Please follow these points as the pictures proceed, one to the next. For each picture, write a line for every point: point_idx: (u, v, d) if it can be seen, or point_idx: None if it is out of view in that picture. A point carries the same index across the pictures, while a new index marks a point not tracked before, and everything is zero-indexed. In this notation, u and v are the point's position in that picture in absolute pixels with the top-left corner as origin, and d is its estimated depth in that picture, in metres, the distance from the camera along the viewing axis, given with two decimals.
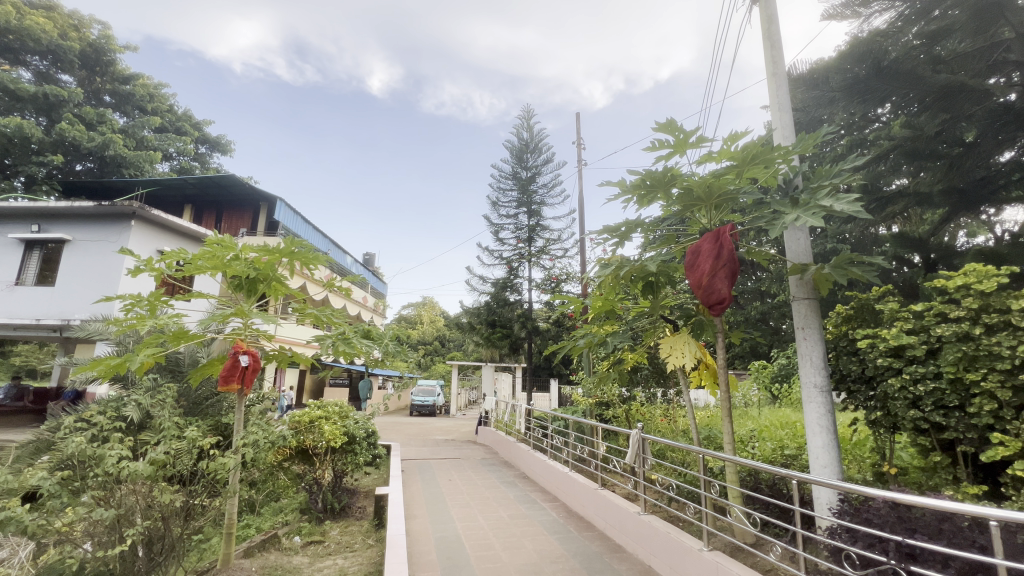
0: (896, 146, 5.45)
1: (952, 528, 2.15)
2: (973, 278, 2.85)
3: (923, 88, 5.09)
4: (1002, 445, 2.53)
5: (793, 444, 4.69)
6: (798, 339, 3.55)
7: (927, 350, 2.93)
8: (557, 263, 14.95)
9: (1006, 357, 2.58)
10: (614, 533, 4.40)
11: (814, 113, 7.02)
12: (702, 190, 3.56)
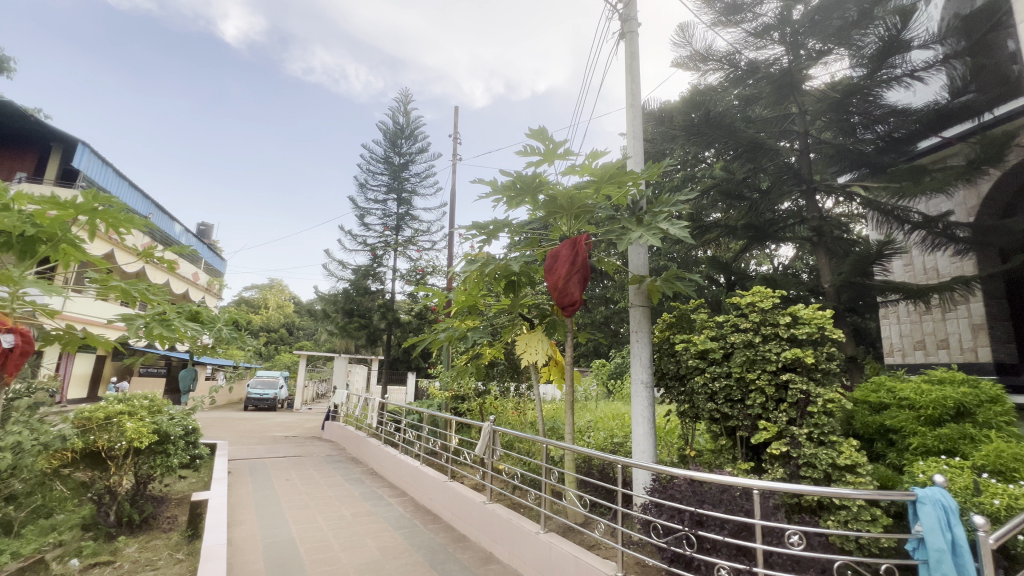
0: (716, 185, 6.56)
1: (728, 497, 2.69)
2: (758, 297, 3.56)
3: (737, 141, 6.23)
4: (766, 429, 3.21)
5: (621, 433, 5.34)
6: (632, 341, 4.06)
7: (724, 354, 3.58)
8: (424, 255, 14.72)
9: (773, 361, 3.29)
10: (459, 523, 4.50)
11: (660, 146, 8.08)
12: (565, 199, 3.87)
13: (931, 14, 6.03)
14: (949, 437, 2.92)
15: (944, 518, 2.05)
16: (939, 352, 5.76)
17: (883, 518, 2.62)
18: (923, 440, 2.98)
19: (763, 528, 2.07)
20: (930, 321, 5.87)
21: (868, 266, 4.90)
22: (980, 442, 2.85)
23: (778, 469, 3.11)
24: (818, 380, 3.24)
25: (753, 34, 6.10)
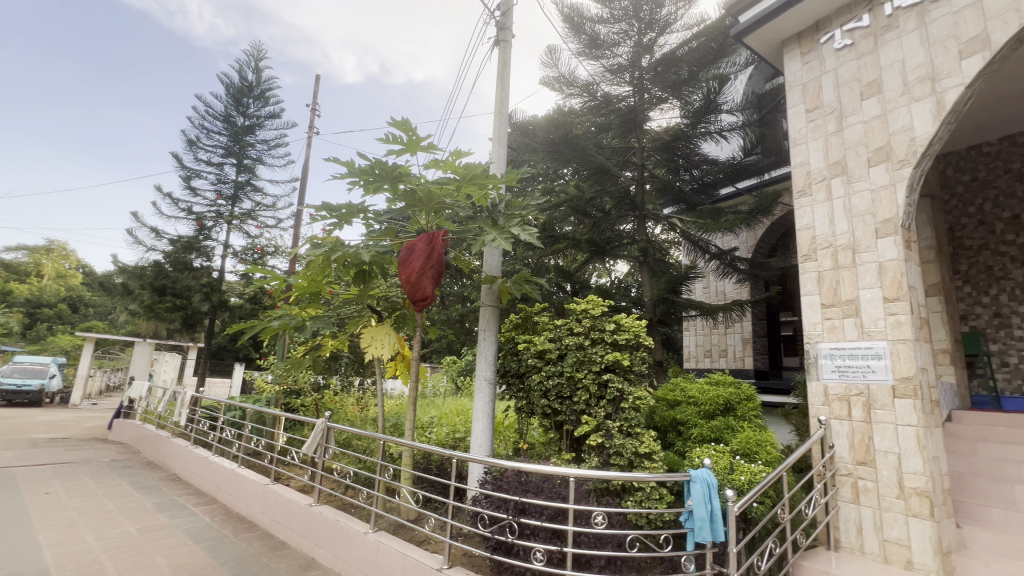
0: (568, 200, 7.15)
1: (549, 485, 2.95)
2: (591, 305, 3.98)
3: (588, 163, 6.89)
4: (587, 423, 3.60)
5: (463, 428, 5.45)
6: (479, 339, 4.19)
7: (559, 354, 3.91)
8: (266, 232, 13.12)
9: (598, 362, 3.70)
10: (279, 530, 4.09)
11: (524, 157, 8.51)
12: (423, 193, 3.81)
13: (737, 87, 7.43)
14: (717, 427, 3.63)
15: (706, 491, 2.55)
16: (720, 359, 7.12)
17: (667, 496, 3.14)
18: (700, 430, 3.66)
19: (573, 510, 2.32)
20: (717, 334, 7.21)
21: (678, 286, 5.84)
22: (737, 430, 3.61)
23: (594, 457, 3.52)
24: (631, 380, 3.75)
25: (609, 71, 6.83)
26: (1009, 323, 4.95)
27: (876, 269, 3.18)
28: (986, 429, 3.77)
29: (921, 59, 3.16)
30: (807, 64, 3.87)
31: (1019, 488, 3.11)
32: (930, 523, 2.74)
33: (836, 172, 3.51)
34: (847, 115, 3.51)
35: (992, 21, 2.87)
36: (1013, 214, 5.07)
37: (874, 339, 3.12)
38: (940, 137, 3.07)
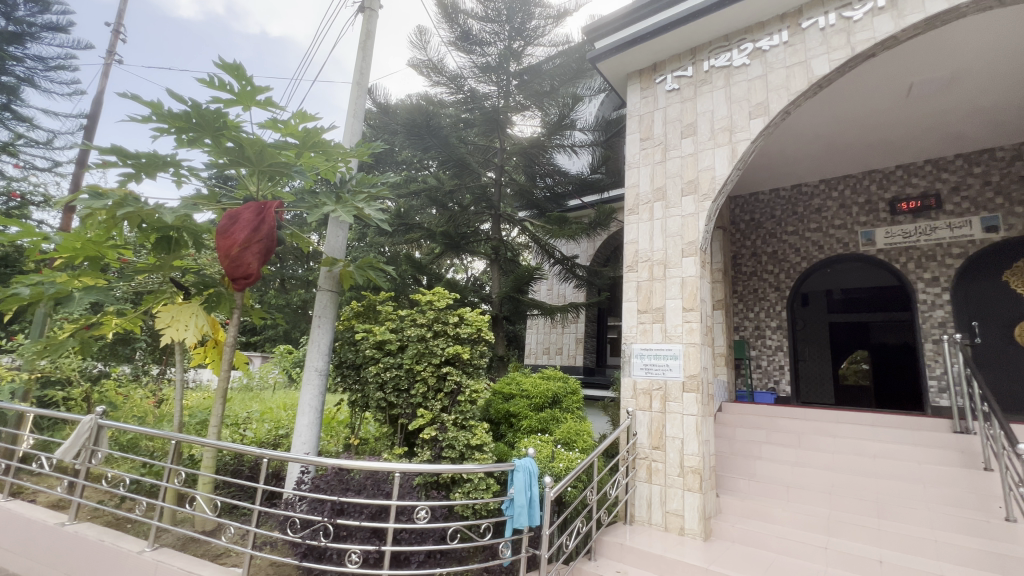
0: (426, 190, 6.98)
1: (372, 483, 2.80)
2: (437, 297, 3.90)
3: (449, 154, 6.89)
4: (422, 416, 3.53)
5: (286, 424, 4.90)
6: (312, 325, 3.83)
7: (398, 345, 3.76)
8: (30, 175, 10.13)
9: (438, 354, 3.64)
10: (9, 560, 3.14)
11: (384, 139, 8.07)
12: (253, 151, 3.28)
13: (591, 111, 8.10)
14: (544, 419, 3.89)
15: (527, 480, 2.69)
16: (556, 356, 7.68)
17: (493, 485, 3.24)
18: (529, 421, 3.88)
19: (394, 505, 2.25)
20: (555, 334, 7.77)
21: (523, 284, 6.13)
22: (561, 421, 3.91)
23: (426, 451, 3.47)
24: (469, 373, 3.78)
25: (479, 68, 6.89)
26: (765, 334, 6.31)
27: (679, 283, 3.75)
28: (744, 418, 4.73)
29: (725, 112, 3.82)
30: (645, 99, 4.38)
31: (759, 463, 3.96)
32: (699, 495, 3.32)
33: (658, 197, 4.05)
34: (670, 149, 4.07)
35: (772, 92, 3.61)
36: (773, 250, 6.48)
37: (673, 342, 3.67)
38: (732, 179, 3.75)
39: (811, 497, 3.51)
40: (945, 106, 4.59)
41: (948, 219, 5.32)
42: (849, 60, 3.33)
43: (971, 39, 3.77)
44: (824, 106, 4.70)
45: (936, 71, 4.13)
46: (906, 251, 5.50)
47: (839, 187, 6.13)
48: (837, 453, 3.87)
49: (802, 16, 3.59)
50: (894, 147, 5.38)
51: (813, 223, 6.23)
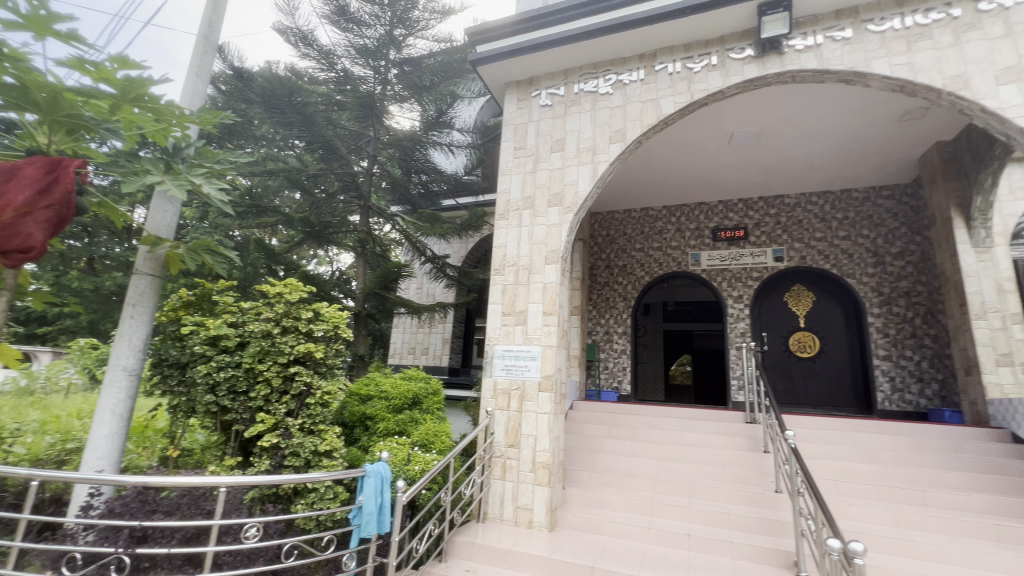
0: (284, 170, 6.30)
1: (190, 501, 2.41)
2: (289, 289, 3.51)
3: (314, 136, 6.38)
4: (261, 422, 3.15)
5: (76, 435, 3.97)
6: (124, 316, 3.26)
7: (237, 342, 3.30)
8: None
9: (286, 353, 3.28)
10: None
11: (236, 108, 7.10)
12: (43, 94, 2.60)
13: (470, 114, 8.14)
14: (403, 421, 3.78)
15: (378, 485, 2.57)
16: (422, 356, 7.53)
17: (342, 494, 3.02)
18: (386, 424, 3.73)
19: (216, 525, 1.94)
20: (422, 333, 7.61)
21: (389, 281, 5.88)
22: (420, 423, 3.84)
23: (264, 461, 3.11)
24: (322, 374, 3.48)
25: (355, 49, 6.48)
26: (612, 339, 7.01)
27: (541, 289, 3.95)
28: (590, 415, 5.17)
29: (589, 134, 4.15)
30: (521, 110, 4.54)
31: (601, 456, 4.36)
32: (547, 488, 3.52)
33: (527, 205, 4.22)
34: (541, 161, 4.28)
35: (629, 122, 4.02)
36: (624, 264, 7.23)
37: (532, 344, 3.85)
38: (592, 196, 4.08)
39: (640, 483, 3.97)
40: (754, 155, 5.61)
41: (752, 248, 6.51)
42: (689, 105, 3.87)
43: (773, 104, 4.68)
44: (668, 141, 5.39)
45: (749, 126, 5.03)
46: (722, 272, 6.59)
47: (677, 214, 7.10)
48: (663, 444, 4.45)
49: (656, 59, 4.07)
50: (719, 184, 6.43)
51: (656, 242, 7.11)
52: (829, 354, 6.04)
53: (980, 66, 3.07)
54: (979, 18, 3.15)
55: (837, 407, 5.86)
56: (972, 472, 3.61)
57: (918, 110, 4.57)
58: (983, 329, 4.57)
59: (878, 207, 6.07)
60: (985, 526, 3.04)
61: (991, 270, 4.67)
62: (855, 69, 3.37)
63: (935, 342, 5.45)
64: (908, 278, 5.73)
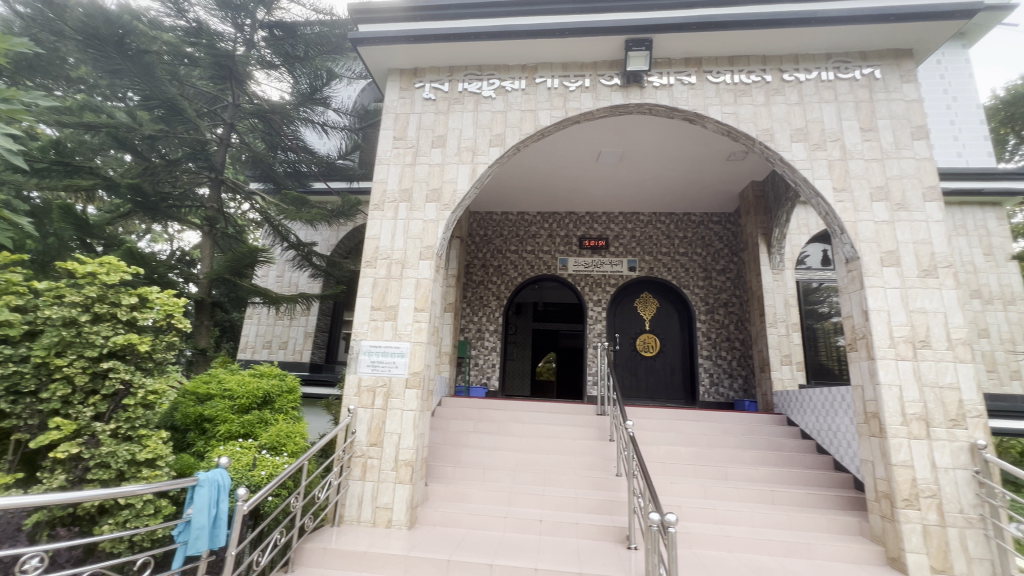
0: (108, 125, 5.23)
1: None
2: (106, 269, 2.93)
3: (152, 90, 5.41)
4: (57, 429, 2.59)
5: None
6: None
7: (24, 331, 2.70)
8: None
9: (97, 345, 2.74)
10: None
11: (40, 38, 5.69)
12: None
13: (348, 95, 7.62)
14: (249, 422, 3.40)
15: (214, 495, 2.30)
16: (279, 351, 6.86)
17: (166, 509, 2.63)
18: (228, 427, 3.33)
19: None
20: (281, 326, 6.94)
21: (242, 266, 5.26)
22: (271, 423, 3.49)
23: (57, 477, 2.56)
24: (146, 371, 2.98)
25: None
26: (484, 336, 7.19)
27: (414, 284, 3.90)
28: (457, 411, 5.24)
29: (470, 134, 4.20)
30: (403, 99, 4.42)
31: (465, 451, 4.46)
32: (408, 486, 3.49)
33: (404, 198, 4.12)
34: (420, 155, 4.22)
35: (508, 128, 4.17)
36: (499, 264, 7.47)
37: (401, 340, 3.78)
38: (469, 196, 4.14)
39: (501, 475, 4.15)
40: (617, 174, 6.23)
41: (611, 258, 7.22)
42: (563, 120, 4.16)
43: (633, 131, 5.25)
44: (545, 149, 5.71)
45: (614, 146, 5.56)
46: (585, 277, 7.19)
47: (550, 220, 7.56)
48: (524, 437, 4.71)
49: (537, 72, 4.29)
50: (587, 198, 7.02)
51: (529, 246, 7.48)
52: (666, 354, 6.98)
53: (781, 124, 3.82)
54: (783, 85, 3.92)
55: (670, 399, 6.80)
56: (759, 450, 4.48)
57: (741, 152, 5.52)
58: (774, 335, 5.70)
59: (709, 230, 7.19)
60: (765, 493, 3.80)
61: (781, 288, 5.84)
62: (696, 111, 3.95)
63: (742, 344, 6.64)
64: (727, 291, 6.89)
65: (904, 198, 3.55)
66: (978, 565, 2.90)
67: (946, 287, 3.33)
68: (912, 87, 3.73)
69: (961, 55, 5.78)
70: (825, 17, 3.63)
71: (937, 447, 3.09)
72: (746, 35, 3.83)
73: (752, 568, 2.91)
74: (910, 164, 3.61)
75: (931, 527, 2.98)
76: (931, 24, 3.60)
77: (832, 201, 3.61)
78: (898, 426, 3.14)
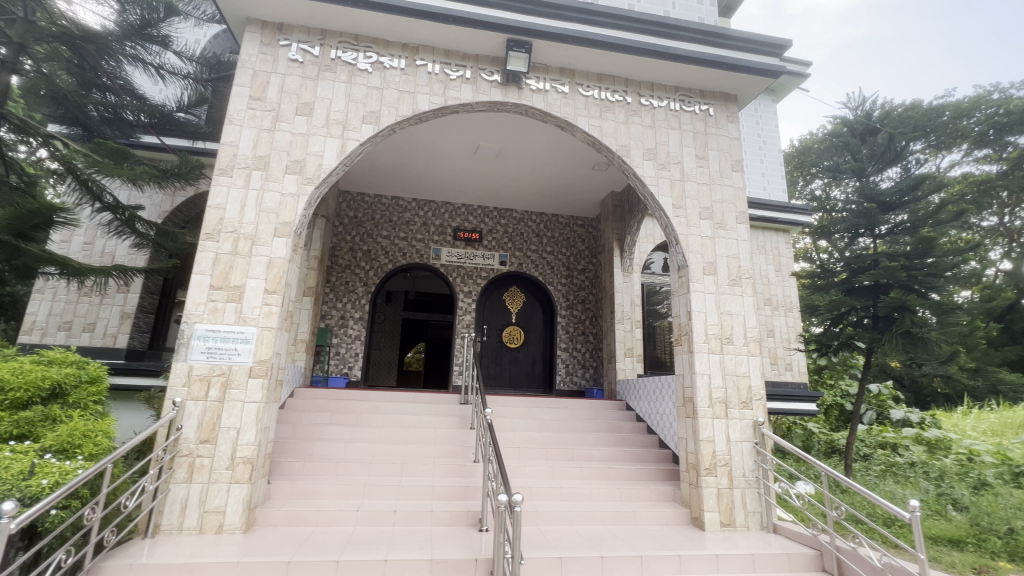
0: None
1: None
2: None
3: None
4: None
5: None
6: None
7: None
8: None
9: None
10: None
11: None
12: None
13: (196, 39, 6.47)
14: (26, 420, 2.73)
15: None
16: (82, 335, 5.59)
17: None
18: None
19: None
20: (86, 304, 5.64)
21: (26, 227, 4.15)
22: (60, 422, 2.84)
23: None
24: None
25: None
26: (347, 324, 6.80)
27: (265, 263, 3.51)
28: (312, 402, 4.89)
29: (341, 107, 3.92)
30: (263, 55, 3.93)
31: (317, 444, 4.18)
32: (246, 486, 3.15)
33: (259, 166, 3.68)
34: (281, 120, 3.80)
35: (384, 107, 3.98)
36: (368, 249, 7.11)
37: (246, 325, 3.38)
38: (337, 172, 3.87)
39: (356, 468, 3.99)
40: (493, 169, 6.36)
41: (484, 251, 7.38)
42: (442, 108, 4.11)
43: (510, 129, 5.41)
44: (423, 134, 5.57)
45: (492, 142, 5.68)
46: (457, 269, 7.23)
47: (425, 208, 7.43)
48: (384, 427, 4.58)
49: (418, 54, 4.16)
50: (464, 189, 7.04)
51: (402, 232, 7.26)
52: (529, 346, 7.38)
53: (636, 144, 4.29)
54: (640, 108, 4.40)
55: (530, 388, 7.21)
56: (602, 433, 5.01)
57: (604, 164, 6.06)
58: (621, 330, 6.41)
59: (574, 232, 7.77)
60: (603, 470, 4.26)
61: (629, 289, 6.59)
62: (567, 119, 4.22)
63: (594, 338, 7.32)
64: (585, 289, 7.53)
65: (723, 219, 4.25)
66: (752, 517, 3.64)
67: (746, 294, 4.09)
68: (733, 128, 4.49)
69: (771, 107, 7.09)
70: (676, 55, 4.15)
71: (732, 425, 3.78)
72: (614, 58, 4.20)
73: (586, 537, 3.24)
74: (729, 191, 4.34)
75: (723, 489, 3.64)
76: (752, 77, 4.35)
77: (671, 216, 4.16)
78: (707, 408, 3.77)
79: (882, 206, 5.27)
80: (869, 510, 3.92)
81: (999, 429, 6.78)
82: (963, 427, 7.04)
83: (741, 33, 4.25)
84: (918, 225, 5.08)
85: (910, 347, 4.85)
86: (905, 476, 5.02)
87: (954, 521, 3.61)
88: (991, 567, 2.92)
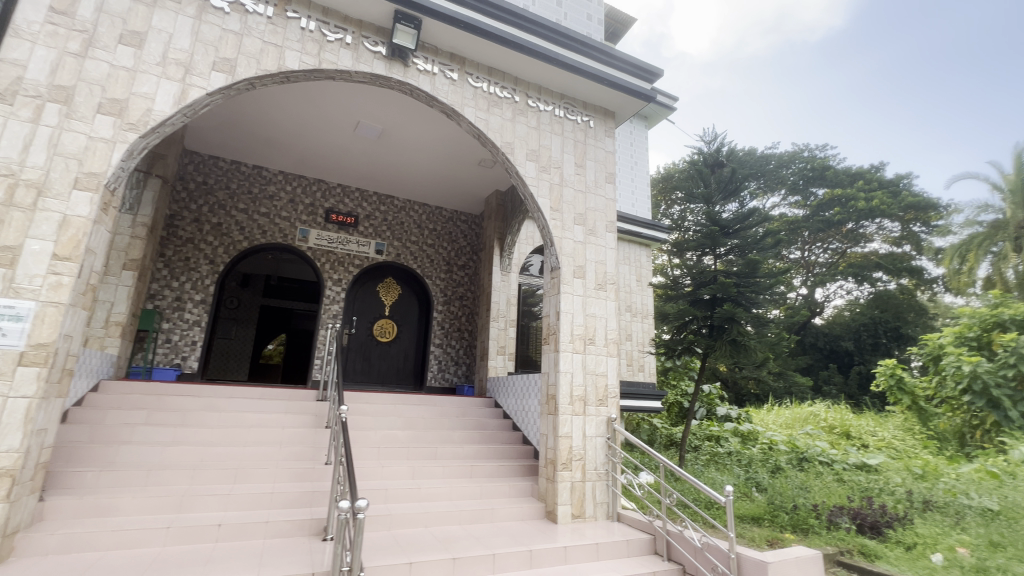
0: None
1: None
2: None
3: None
4: None
5: None
6: None
7: None
8: None
9: None
10: None
11: None
12: None
13: None
14: None
15: None
16: None
17: None
18: None
19: None
20: None
21: None
22: None
23: None
24: None
25: None
26: (184, 308, 5.80)
27: (56, 221, 2.77)
28: (121, 398, 4.02)
29: (185, 46, 3.28)
30: None
31: (122, 450, 3.43)
32: (1, 506, 2.43)
33: (57, 98, 2.90)
34: (96, 46, 3.04)
35: (242, 57, 3.43)
36: (218, 222, 6.15)
37: (20, 299, 2.62)
38: (173, 122, 3.23)
39: (174, 476, 3.36)
40: (374, 150, 5.95)
41: (358, 237, 6.88)
42: (314, 70, 3.67)
43: (395, 109, 5.10)
44: (293, 97, 4.98)
45: (375, 120, 5.30)
46: (326, 254, 6.62)
47: (293, 183, 6.69)
48: (218, 428, 3.95)
49: (290, 4, 3.66)
50: (340, 169, 6.49)
51: (263, 208, 6.42)
52: (401, 340, 7.06)
53: (521, 143, 4.32)
54: (526, 108, 4.44)
55: (399, 384, 6.90)
56: (468, 430, 4.96)
57: (490, 161, 6.05)
58: (495, 328, 6.46)
59: (456, 226, 7.66)
60: (465, 468, 4.20)
61: (506, 288, 6.67)
62: (454, 107, 4.08)
63: (469, 335, 7.28)
64: (464, 286, 7.46)
65: (594, 226, 4.49)
66: (600, 507, 3.88)
67: (609, 299, 4.36)
68: (609, 142, 4.78)
69: (643, 132, 7.80)
70: (563, 62, 4.28)
71: (588, 421, 3.99)
72: (505, 53, 4.18)
73: (440, 539, 3.13)
74: (601, 200, 4.59)
75: (576, 483, 3.82)
76: (628, 97, 4.69)
77: (548, 218, 4.27)
78: (567, 405, 3.92)
79: (723, 230, 6.08)
80: (694, 495, 4.46)
81: (791, 422, 8.32)
82: (767, 421, 8.48)
83: (621, 54, 4.54)
84: (747, 249, 5.95)
85: (735, 354, 5.70)
86: (724, 463, 5.84)
87: (756, 501, 4.25)
88: (780, 538, 3.48)
